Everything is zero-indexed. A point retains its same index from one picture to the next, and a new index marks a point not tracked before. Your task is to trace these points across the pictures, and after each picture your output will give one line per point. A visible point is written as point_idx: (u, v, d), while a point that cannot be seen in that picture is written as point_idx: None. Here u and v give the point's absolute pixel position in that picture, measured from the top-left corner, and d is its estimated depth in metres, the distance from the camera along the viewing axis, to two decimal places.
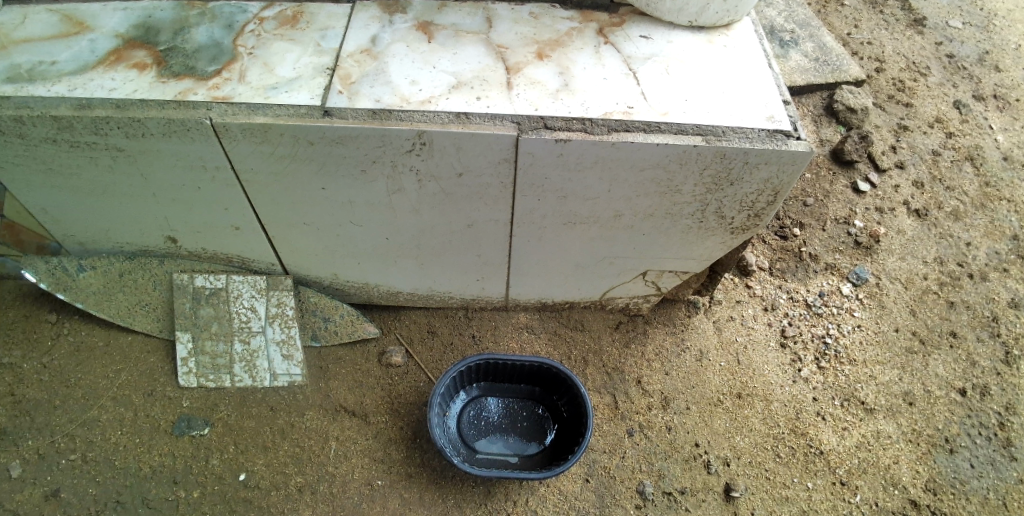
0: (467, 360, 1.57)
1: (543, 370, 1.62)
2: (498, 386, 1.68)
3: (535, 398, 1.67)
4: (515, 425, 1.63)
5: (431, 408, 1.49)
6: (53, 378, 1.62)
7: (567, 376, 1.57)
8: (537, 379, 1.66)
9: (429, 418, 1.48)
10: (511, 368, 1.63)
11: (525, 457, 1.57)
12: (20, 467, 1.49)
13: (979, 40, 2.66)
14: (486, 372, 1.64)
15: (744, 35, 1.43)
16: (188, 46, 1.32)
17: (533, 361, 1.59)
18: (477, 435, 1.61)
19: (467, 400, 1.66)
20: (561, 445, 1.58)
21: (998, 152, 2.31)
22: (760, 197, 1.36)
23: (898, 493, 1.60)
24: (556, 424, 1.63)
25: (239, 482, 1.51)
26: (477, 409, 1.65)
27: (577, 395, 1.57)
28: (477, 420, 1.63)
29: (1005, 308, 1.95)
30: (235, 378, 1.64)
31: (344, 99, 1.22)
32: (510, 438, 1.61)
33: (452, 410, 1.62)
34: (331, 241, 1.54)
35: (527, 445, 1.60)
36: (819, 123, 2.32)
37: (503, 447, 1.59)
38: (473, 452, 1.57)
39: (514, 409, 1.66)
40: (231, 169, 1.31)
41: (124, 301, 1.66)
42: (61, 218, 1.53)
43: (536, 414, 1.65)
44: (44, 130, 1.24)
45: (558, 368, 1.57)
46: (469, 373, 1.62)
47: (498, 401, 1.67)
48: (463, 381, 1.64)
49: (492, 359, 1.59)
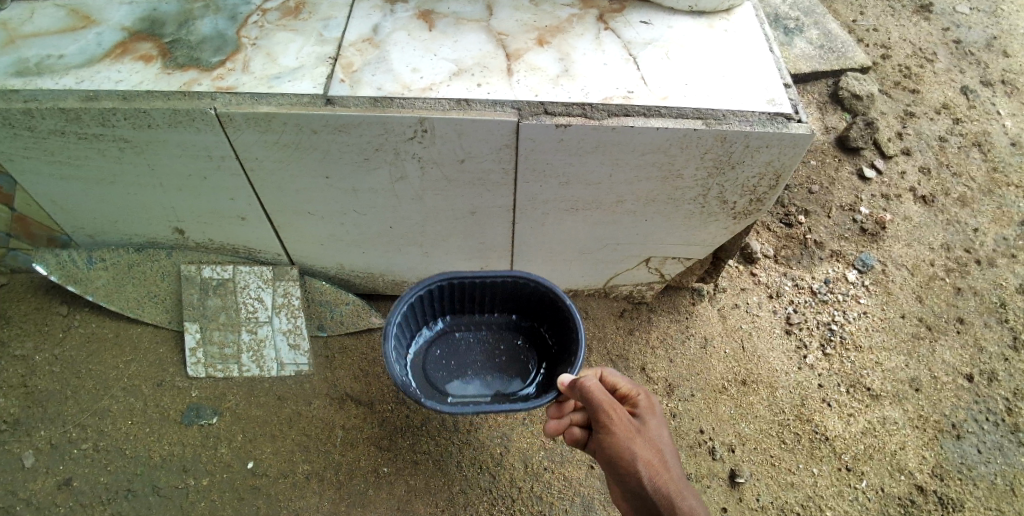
0: (426, 281, 1.39)
1: (518, 289, 1.47)
2: (471, 318, 1.55)
3: (512, 326, 1.55)
4: (493, 361, 1.51)
5: (387, 337, 1.29)
6: (63, 369, 1.64)
7: (545, 287, 1.41)
8: (512, 306, 1.53)
9: (385, 352, 1.27)
10: (481, 292, 1.49)
11: (507, 395, 1.44)
12: (33, 456, 1.51)
13: (987, 25, 2.63)
14: (453, 303, 1.50)
15: (744, 20, 1.42)
16: (192, 37, 1.33)
17: (504, 276, 1.43)
18: (449, 376, 1.48)
19: (436, 335, 1.52)
20: (545, 378, 1.44)
21: (1006, 138, 2.29)
22: (762, 181, 1.36)
23: (905, 479, 1.60)
24: (538, 356, 1.50)
25: (247, 470, 1.53)
26: (448, 346, 1.52)
27: (557, 308, 1.43)
28: (447, 360, 1.50)
29: (1013, 293, 1.93)
30: (243, 367, 1.66)
31: (346, 87, 1.23)
32: (488, 377, 1.48)
33: (416, 348, 1.49)
34: (335, 229, 1.55)
35: (508, 383, 1.47)
36: (824, 110, 2.29)
37: (479, 388, 1.46)
38: (444, 394, 1.43)
39: (490, 343, 1.54)
40: (235, 158, 1.32)
41: (133, 293, 1.68)
42: (71, 210, 1.55)
43: (514, 345, 1.54)
44: (53, 122, 1.26)
45: (534, 280, 1.42)
46: (432, 303, 1.47)
47: (468, 336, 1.54)
48: (429, 312, 1.49)
49: (462, 283, 1.45)
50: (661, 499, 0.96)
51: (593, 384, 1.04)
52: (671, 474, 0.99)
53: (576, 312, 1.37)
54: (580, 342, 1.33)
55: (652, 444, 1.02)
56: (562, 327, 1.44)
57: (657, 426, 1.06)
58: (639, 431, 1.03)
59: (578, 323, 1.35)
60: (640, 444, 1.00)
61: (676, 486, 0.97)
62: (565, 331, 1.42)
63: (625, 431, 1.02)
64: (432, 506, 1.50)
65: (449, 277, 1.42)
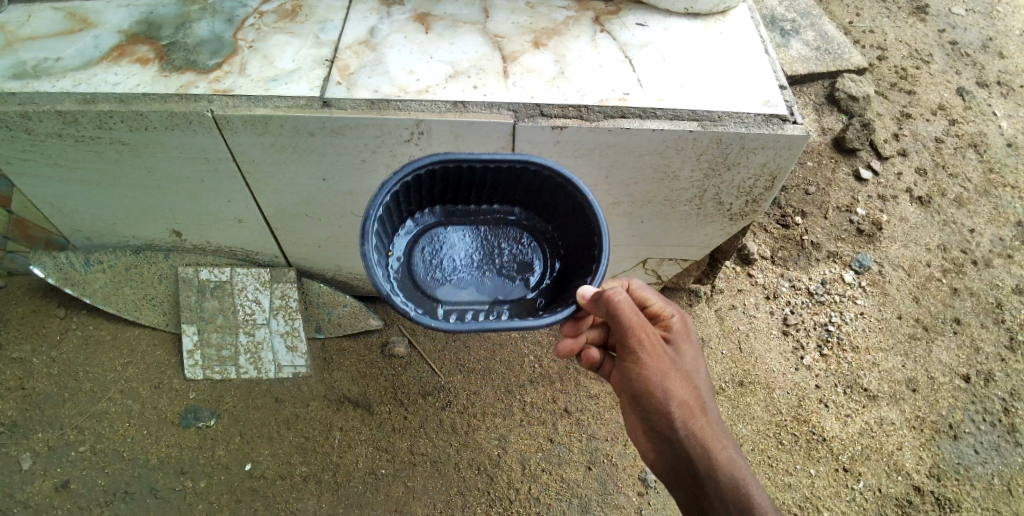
0: (412, 165, 1.03)
1: (528, 178, 1.11)
2: (462, 212, 1.20)
3: (517, 223, 1.21)
4: (490, 263, 1.17)
5: (367, 238, 0.97)
6: (61, 371, 1.64)
7: (562, 178, 1.06)
8: (517, 196, 1.18)
9: (365, 253, 0.96)
10: (479, 181, 1.13)
11: (512, 301, 1.12)
12: (30, 459, 1.51)
13: (983, 27, 2.64)
14: (444, 189, 1.14)
15: (740, 22, 1.43)
16: (189, 40, 1.33)
17: (512, 162, 1.07)
18: (436, 278, 1.14)
19: (419, 231, 1.18)
20: (559, 284, 1.14)
21: (1002, 139, 2.30)
22: (758, 183, 1.37)
23: (902, 479, 1.60)
24: (549, 257, 1.18)
25: (245, 472, 1.53)
26: (434, 243, 1.18)
27: (574, 204, 1.09)
28: (433, 258, 1.16)
29: (1009, 294, 1.94)
30: (241, 369, 1.67)
31: (343, 89, 1.24)
32: (486, 279, 1.15)
33: (398, 248, 1.15)
34: (332, 232, 1.55)
35: (510, 287, 1.14)
36: (820, 112, 2.29)
37: (475, 293, 1.13)
38: (434, 302, 1.11)
39: (487, 242, 1.19)
40: (233, 160, 1.32)
41: (131, 295, 1.68)
42: (68, 212, 1.55)
43: (520, 246, 1.19)
44: (50, 125, 1.26)
45: (549, 168, 1.06)
46: (417, 193, 1.12)
47: (463, 233, 1.20)
48: (412, 202, 1.14)
49: (454, 160, 1.06)
50: (695, 444, 0.94)
51: (626, 303, 0.92)
52: (703, 414, 0.97)
53: (597, 207, 1.04)
54: (603, 241, 1.03)
55: (684, 378, 0.97)
56: (580, 226, 1.10)
57: (685, 354, 1.00)
58: (671, 364, 0.97)
59: (602, 224, 1.03)
60: (675, 380, 0.96)
61: (709, 428, 0.96)
62: (577, 232, 1.12)
63: (659, 364, 0.96)
64: (430, 507, 1.50)
65: (444, 161, 1.05)
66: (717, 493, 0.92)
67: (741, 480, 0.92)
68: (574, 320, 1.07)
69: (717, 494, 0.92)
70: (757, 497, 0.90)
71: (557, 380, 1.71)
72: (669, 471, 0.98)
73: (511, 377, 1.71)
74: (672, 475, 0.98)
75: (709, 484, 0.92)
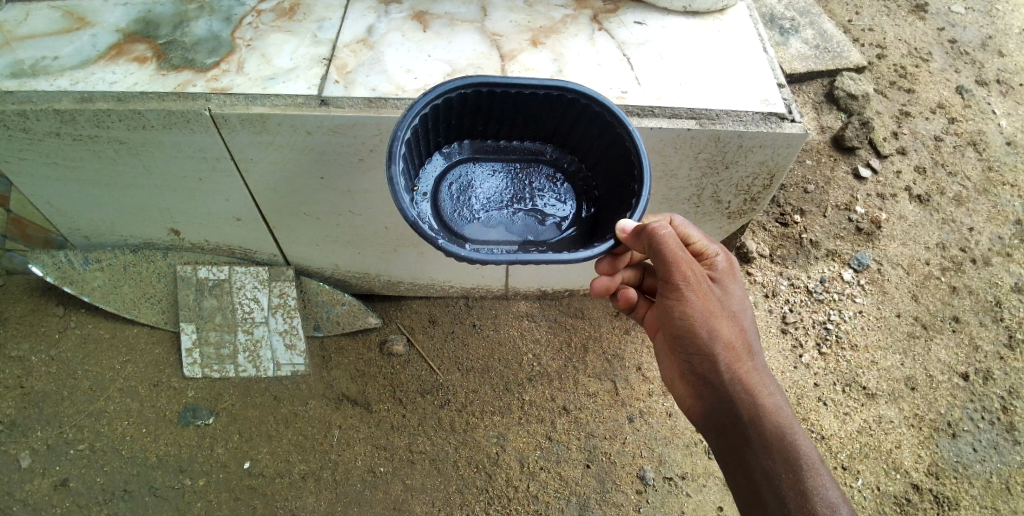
0: (442, 87, 1.06)
1: (558, 105, 1.15)
2: (493, 148, 1.27)
3: (544, 159, 1.27)
4: (519, 202, 1.25)
5: (393, 160, 0.99)
6: (61, 370, 1.65)
7: (594, 102, 1.10)
8: (546, 132, 1.24)
9: (393, 175, 0.97)
10: (507, 110, 1.18)
11: (540, 238, 1.20)
12: (29, 457, 1.52)
13: (983, 25, 2.63)
14: (472, 123, 1.20)
15: (738, 20, 1.43)
16: (187, 39, 1.33)
17: (543, 86, 1.10)
18: (465, 217, 1.22)
19: (449, 165, 1.25)
20: (587, 223, 1.20)
21: (1001, 137, 2.29)
22: (756, 181, 1.39)
23: (900, 477, 1.61)
24: (575, 193, 1.25)
25: (244, 470, 1.53)
26: (464, 181, 1.25)
27: (606, 129, 1.13)
28: (462, 195, 1.24)
29: (1008, 292, 1.94)
30: (239, 368, 1.67)
31: (341, 88, 1.24)
32: (515, 220, 1.23)
33: (425, 183, 1.22)
34: (330, 230, 1.55)
35: (539, 226, 1.22)
36: (819, 110, 2.29)
37: (504, 233, 1.20)
38: (463, 238, 1.18)
39: (517, 180, 1.26)
40: (231, 159, 1.33)
41: (129, 294, 1.68)
42: (66, 211, 1.55)
43: (547, 182, 1.26)
44: (48, 124, 1.26)
45: (581, 93, 1.09)
46: (446, 121, 1.16)
47: (491, 169, 1.27)
48: (442, 136, 1.20)
49: (485, 91, 1.10)
50: (741, 388, 1.00)
51: (672, 239, 0.96)
52: (748, 358, 1.02)
53: (632, 129, 1.07)
54: (641, 162, 1.05)
55: (730, 320, 1.03)
56: (610, 155, 1.15)
57: (730, 293, 1.06)
58: (717, 305, 1.02)
59: (638, 145, 1.06)
60: (720, 319, 1.01)
61: (753, 373, 1.02)
62: (607, 163, 1.18)
63: (705, 304, 1.01)
64: (429, 505, 1.51)
65: (475, 83, 1.08)
66: (762, 437, 0.97)
67: (785, 425, 0.97)
68: (611, 257, 1.12)
69: (760, 438, 0.97)
70: (801, 445, 0.95)
71: (556, 378, 1.71)
72: (711, 412, 1.04)
73: (509, 375, 1.71)
74: (714, 419, 1.03)
75: (753, 428, 0.98)
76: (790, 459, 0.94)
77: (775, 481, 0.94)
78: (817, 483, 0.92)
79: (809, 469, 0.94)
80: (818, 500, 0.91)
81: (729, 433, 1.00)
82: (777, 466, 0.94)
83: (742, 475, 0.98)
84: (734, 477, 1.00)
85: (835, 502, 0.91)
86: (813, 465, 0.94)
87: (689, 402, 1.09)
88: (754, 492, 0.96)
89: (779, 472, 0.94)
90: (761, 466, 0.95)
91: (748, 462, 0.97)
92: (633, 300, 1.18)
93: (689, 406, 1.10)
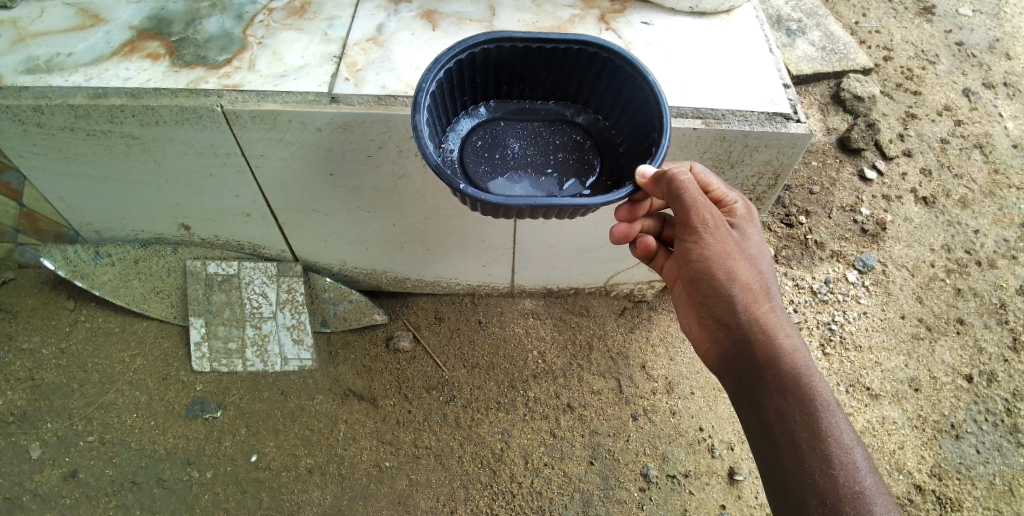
0: (468, 40, 1.08)
1: (582, 60, 1.17)
2: (518, 110, 1.27)
3: (569, 120, 1.27)
4: (545, 162, 1.22)
5: (419, 109, 0.99)
6: (70, 363, 1.67)
7: (615, 55, 1.12)
8: (572, 91, 1.24)
9: (417, 123, 0.98)
10: (532, 67, 1.19)
11: (564, 194, 1.17)
12: (39, 448, 1.54)
13: (990, 28, 2.63)
14: (499, 81, 1.22)
15: (744, 20, 1.44)
16: (199, 36, 1.35)
17: (565, 41, 1.12)
18: (489, 172, 1.20)
19: (477, 124, 1.25)
20: (613, 179, 1.17)
21: (1008, 140, 2.29)
22: (761, 180, 1.41)
23: (903, 478, 1.62)
24: (601, 151, 1.23)
25: (251, 463, 1.55)
26: (490, 139, 1.24)
27: (628, 82, 1.14)
28: (488, 152, 1.22)
29: (1014, 294, 1.93)
30: (246, 362, 1.69)
31: (351, 85, 1.25)
32: (540, 177, 1.20)
33: (453, 141, 1.22)
34: (337, 225, 1.57)
35: (564, 183, 1.19)
36: (826, 111, 2.29)
37: (530, 187, 1.18)
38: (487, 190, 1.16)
39: (543, 139, 1.25)
40: (240, 155, 1.34)
41: (139, 288, 1.70)
42: (78, 206, 1.57)
43: (572, 142, 1.25)
44: (62, 119, 1.28)
45: (602, 46, 1.12)
46: (471, 77, 1.18)
47: (517, 128, 1.26)
48: (469, 95, 1.21)
49: (512, 42, 1.13)
50: (757, 329, 1.00)
51: (691, 183, 0.95)
52: (765, 300, 1.03)
53: (653, 80, 1.08)
54: (664, 113, 1.04)
55: (748, 263, 1.03)
56: (634, 109, 1.15)
57: (748, 237, 1.06)
58: (736, 248, 1.02)
59: (659, 93, 1.05)
60: (739, 263, 1.01)
61: (770, 314, 1.02)
62: (631, 117, 1.16)
63: (723, 247, 1.01)
64: (433, 500, 1.52)
65: (499, 38, 1.11)
66: (777, 380, 0.97)
67: (801, 365, 0.97)
68: (631, 203, 1.13)
69: (775, 381, 0.97)
70: (817, 387, 0.95)
71: (560, 375, 1.72)
72: (726, 356, 1.05)
73: (514, 372, 1.72)
74: (728, 362, 1.04)
75: (768, 371, 0.98)
76: (805, 400, 0.95)
77: (788, 423, 0.94)
78: (830, 426, 0.93)
79: (823, 411, 0.94)
80: (832, 442, 0.92)
81: (744, 375, 1.01)
82: (790, 408, 0.95)
83: (754, 417, 0.99)
84: (746, 420, 1.01)
85: (849, 444, 0.92)
86: (827, 407, 0.94)
87: (705, 347, 1.10)
88: (766, 435, 0.96)
89: (793, 414, 0.95)
90: (774, 408, 0.96)
91: (761, 404, 0.98)
92: (652, 248, 1.18)
93: (705, 351, 1.11)
